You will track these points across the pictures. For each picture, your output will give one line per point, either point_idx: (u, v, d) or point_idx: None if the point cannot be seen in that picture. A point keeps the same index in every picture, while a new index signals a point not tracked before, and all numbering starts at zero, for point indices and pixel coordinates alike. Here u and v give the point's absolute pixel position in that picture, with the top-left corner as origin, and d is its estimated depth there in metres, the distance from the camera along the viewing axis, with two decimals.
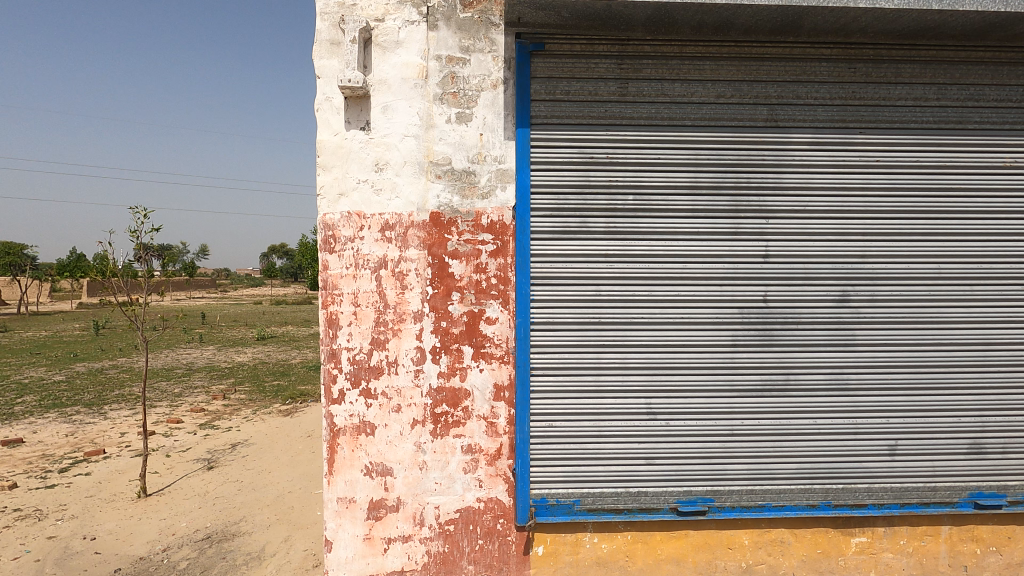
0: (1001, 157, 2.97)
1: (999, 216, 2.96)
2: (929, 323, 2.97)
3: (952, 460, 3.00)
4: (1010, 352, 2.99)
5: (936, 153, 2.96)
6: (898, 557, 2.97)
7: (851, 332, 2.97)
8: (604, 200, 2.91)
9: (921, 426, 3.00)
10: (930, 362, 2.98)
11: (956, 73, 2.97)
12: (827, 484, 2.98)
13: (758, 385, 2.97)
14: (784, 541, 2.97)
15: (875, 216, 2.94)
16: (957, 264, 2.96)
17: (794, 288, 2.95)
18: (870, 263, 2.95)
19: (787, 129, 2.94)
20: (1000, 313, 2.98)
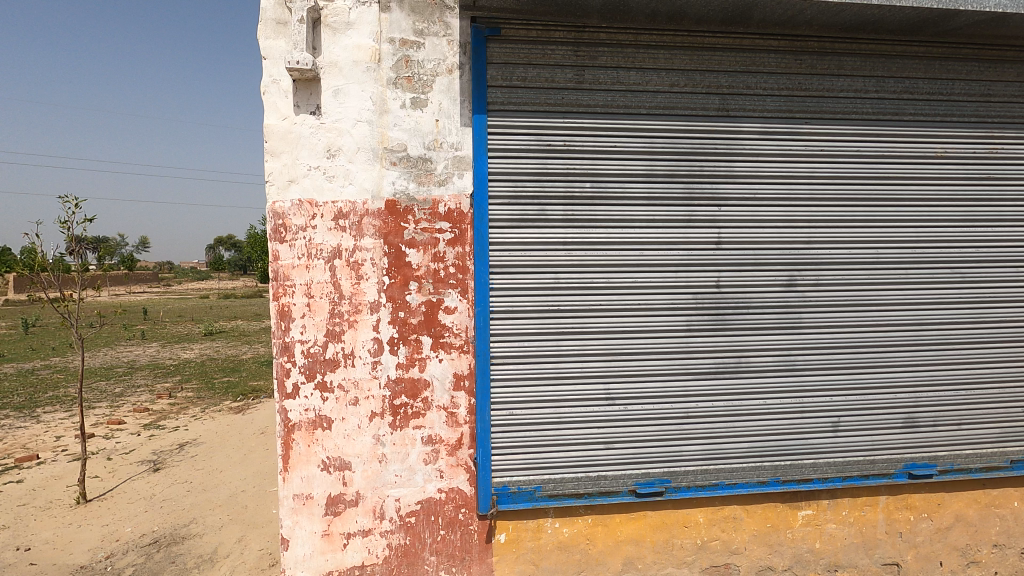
0: (933, 148, 3.13)
1: (930, 203, 3.14)
2: (868, 305, 3.13)
3: (889, 435, 3.19)
4: (939, 331, 3.19)
5: (875, 143, 3.10)
6: (840, 527, 3.15)
7: (797, 315, 3.09)
8: (562, 187, 2.91)
9: (862, 404, 3.16)
10: (869, 342, 3.14)
11: (893, 66, 3.10)
12: (776, 461, 3.11)
13: (712, 368, 3.06)
14: (737, 517, 3.08)
15: (819, 204, 3.06)
16: (893, 250, 3.12)
17: (744, 273, 3.05)
18: (815, 249, 3.07)
19: (738, 119, 3.01)
20: (932, 295, 3.16)
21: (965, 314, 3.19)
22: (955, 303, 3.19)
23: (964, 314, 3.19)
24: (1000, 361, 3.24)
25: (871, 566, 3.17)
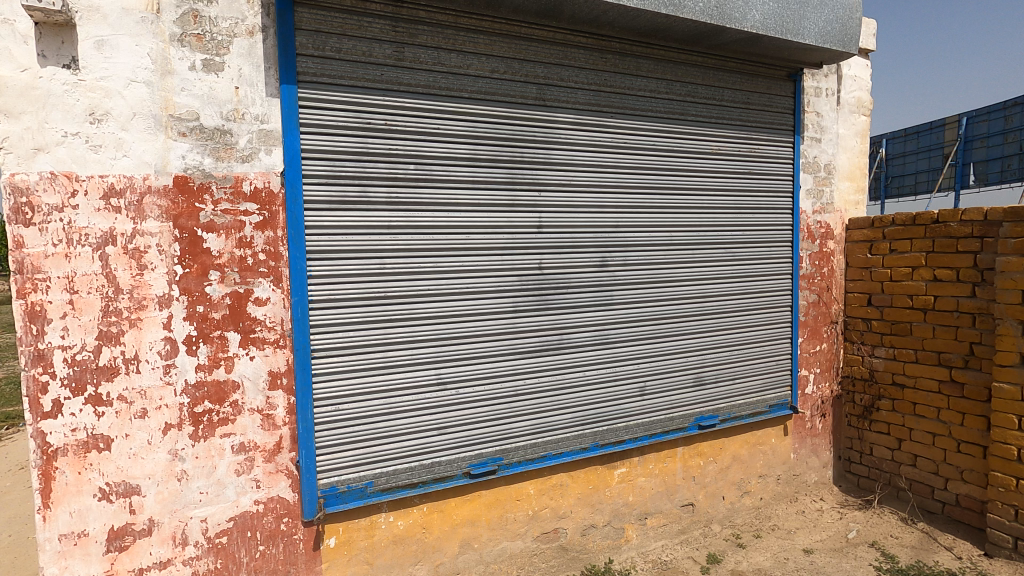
0: (710, 145, 3.64)
1: (709, 193, 3.66)
2: (665, 282, 3.55)
3: (684, 394, 3.67)
4: (717, 302, 3.75)
5: (667, 139, 3.50)
6: (648, 479, 3.59)
7: (608, 292, 3.39)
8: (384, 168, 2.78)
9: (662, 369, 3.59)
10: (666, 314, 3.57)
11: (679, 72, 3.51)
12: (595, 427, 3.39)
13: (537, 346, 3.21)
14: (563, 484, 3.31)
15: (624, 191, 3.38)
16: (682, 233, 3.59)
17: (563, 255, 3.24)
18: (622, 232, 3.39)
19: (554, 109, 3.17)
20: (711, 272, 3.70)
21: (735, 287, 3.80)
22: (728, 277, 3.77)
23: (735, 287, 3.80)
24: (760, 325, 3.92)
25: (673, 509, 3.70)
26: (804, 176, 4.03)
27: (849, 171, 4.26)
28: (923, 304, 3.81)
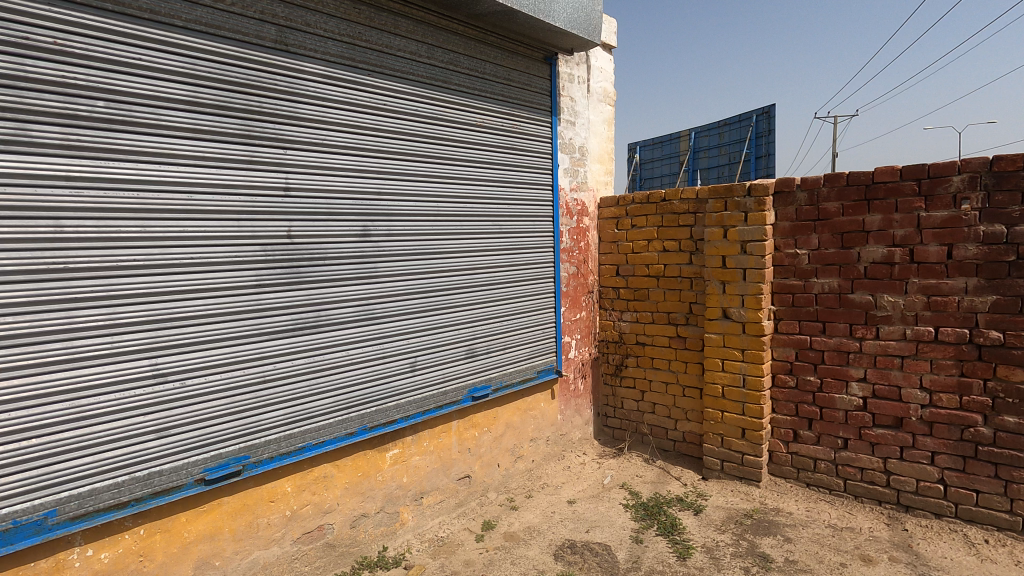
0: (473, 117, 3.65)
1: (474, 165, 3.67)
2: (432, 254, 3.45)
3: (456, 367, 3.63)
4: (486, 274, 3.79)
5: (429, 106, 3.39)
6: (423, 458, 3.50)
7: (372, 265, 3.13)
8: (55, 101, 2.10)
9: (433, 343, 3.49)
10: (435, 287, 3.48)
11: (440, 38, 3.42)
12: (362, 410, 3.14)
13: (288, 326, 2.80)
14: (328, 476, 3.04)
15: (385, 156, 3.17)
16: (448, 204, 3.52)
17: (317, 223, 2.88)
18: (384, 200, 3.18)
19: (299, 58, 2.78)
20: (478, 244, 3.73)
21: (502, 259, 3.90)
22: (495, 250, 3.85)
23: (502, 260, 3.90)
24: (527, 296, 4.09)
25: (450, 483, 3.68)
26: (561, 156, 4.32)
27: (599, 154, 4.70)
28: (656, 271, 4.41)
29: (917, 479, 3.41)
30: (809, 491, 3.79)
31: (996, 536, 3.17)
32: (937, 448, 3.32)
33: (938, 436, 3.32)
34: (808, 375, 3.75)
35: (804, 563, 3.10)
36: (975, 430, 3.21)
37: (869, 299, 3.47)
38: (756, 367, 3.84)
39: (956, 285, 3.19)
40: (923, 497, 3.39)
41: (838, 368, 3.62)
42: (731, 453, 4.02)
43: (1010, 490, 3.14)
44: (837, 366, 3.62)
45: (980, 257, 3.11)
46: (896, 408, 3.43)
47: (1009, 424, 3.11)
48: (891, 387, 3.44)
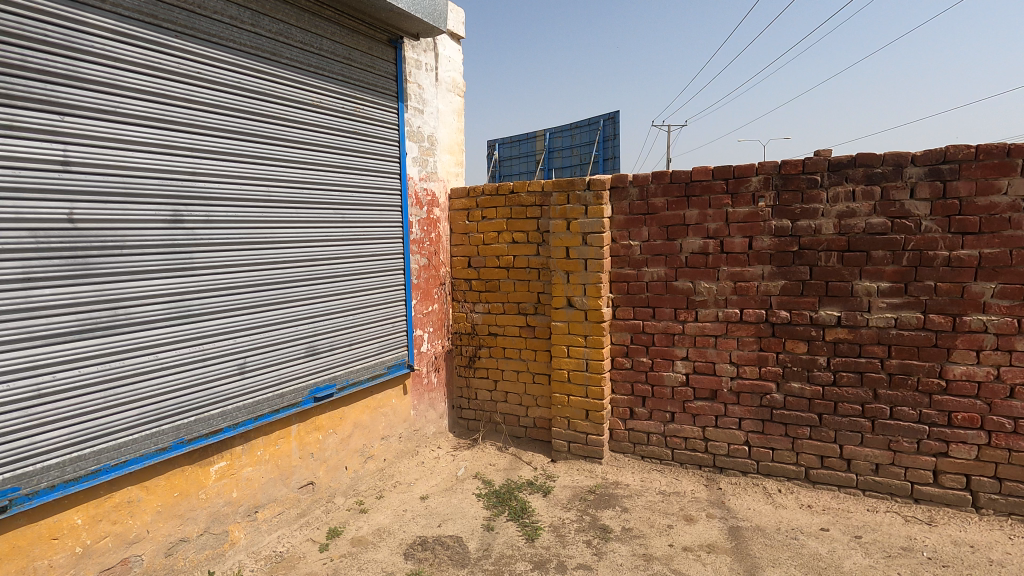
0: (309, 96, 3.37)
1: (311, 148, 3.40)
2: (263, 243, 3.13)
3: (294, 366, 3.34)
4: (328, 266, 3.55)
5: (255, 79, 3.06)
6: (256, 469, 3.18)
7: (186, 255, 2.75)
8: None
9: (266, 341, 3.17)
10: (268, 280, 3.16)
11: (267, 5, 3.10)
12: (177, 421, 2.75)
13: (73, 328, 2.34)
14: (133, 501, 2.62)
15: (200, 132, 2.80)
16: (281, 189, 3.22)
17: (112, 206, 2.44)
18: (201, 181, 2.81)
19: (79, 7, 2.32)
20: (318, 233, 3.47)
21: (346, 250, 3.67)
22: (338, 240, 3.61)
23: (346, 250, 3.67)
24: (375, 288, 3.91)
25: (290, 493, 3.40)
26: (409, 144, 4.20)
27: (449, 145, 4.66)
28: (505, 262, 4.49)
29: (728, 443, 3.88)
30: (643, 463, 4.14)
31: (786, 485, 3.73)
32: (743, 414, 3.82)
33: (743, 404, 3.81)
34: (641, 356, 4.08)
35: (638, 530, 3.37)
36: (770, 397, 3.73)
37: (689, 285, 3.86)
38: (597, 351, 4.09)
39: (755, 272, 3.68)
40: (733, 458, 3.88)
41: (666, 349, 3.99)
42: (576, 434, 4.25)
43: (796, 445, 3.70)
44: (665, 347, 3.99)
45: (772, 248, 3.62)
46: (711, 382, 3.87)
47: (794, 389, 3.67)
48: (708, 363, 3.87)
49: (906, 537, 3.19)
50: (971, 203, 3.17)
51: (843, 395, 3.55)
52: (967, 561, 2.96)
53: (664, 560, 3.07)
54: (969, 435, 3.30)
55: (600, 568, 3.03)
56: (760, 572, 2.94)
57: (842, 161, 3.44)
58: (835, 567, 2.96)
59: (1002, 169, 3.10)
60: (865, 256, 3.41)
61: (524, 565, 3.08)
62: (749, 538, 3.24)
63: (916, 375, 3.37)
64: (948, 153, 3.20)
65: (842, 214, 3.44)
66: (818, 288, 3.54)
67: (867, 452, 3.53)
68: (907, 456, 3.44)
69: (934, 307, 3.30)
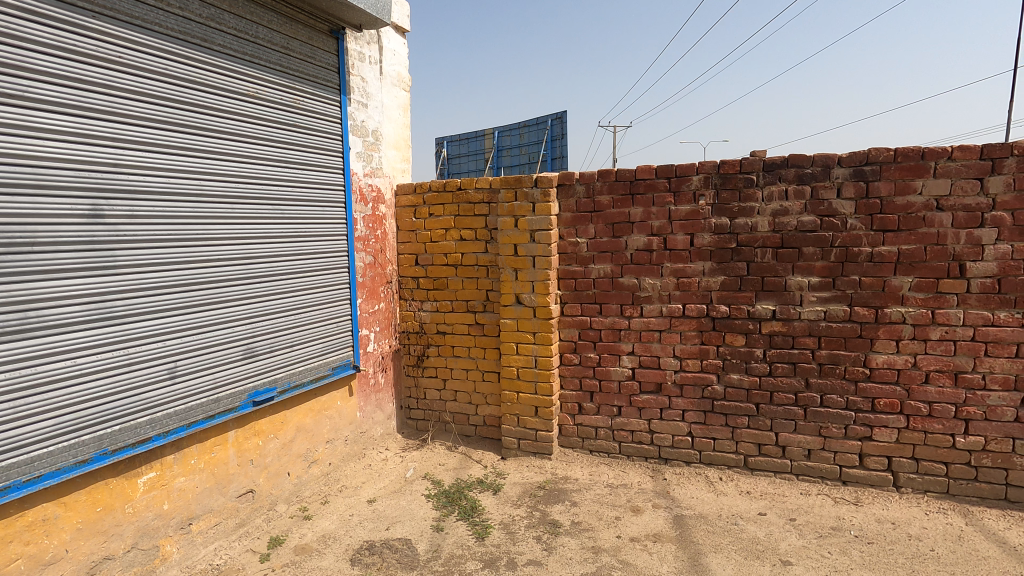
0: (244, 86, 3.22)
1: (246, 141, 3.24)
2: (195, 240, 2.96)
3: (230, 369, 3.18)
4: (266, 264, 3.40)
5: (184, 66, 2.89)
6: (190, 479, 3.02)
7: (108, 253, 2.56)
8: None
9: (198, 344, 3.00)
10: (200, 279, 2.99)
11: None
12: (98, 430, 2.55)
13: None
14: (49, 518, 2.42)
15: (122, 121, 2.61)
16: (214, 183, 3.06)
17: (21, 199, 2.25)
18: (124, 173, 2.62)
19: None
20: (255, 230, 3.31)
21: (286, 247, 3.53)
22: (278, 237, 3.47)
23: (286, 248, 3.53)
24: (317, 287, 3.78)
25: (228, 503, 3.24)
26: (353, 139, 4.08)
27: (394, 140, 4.56)
28: (453, 260, 4.46)
29: (673, 434, 3.99)
30: (592, 457, 4.20)
31: (726, 473, 3.88)
32: (686, 406, 3.94)
33: (686, 396, 3.93)
34: (589, 352, 4.13)
35: (587, 523, 3.42)
36: (711, 389, 3.87)
37: (635, 282, 3.95)
38: (546, 347, 4.11)
39: (696, 268, 3.80)
40: (677, 449, 3.99)
41: (613, 344, 4.06)
42: (526, 430, 4.26)
43: (735, 434, 3.86)
44: (611, 342, 4.06)
45: (712, 244, 3.74)
46: (656, 375, 3.97)
47: (734, 380, 3.81)
48: (653, 357, 3.97)
49: (835, 517, 3.38)
50: (891, 202, 3.39)
51: (778, 384, 3.72)
52: (889, 537, 3.17)
53: (612, 551, 3.13)
54: (890, 420, 3.53)
55: (550, 563, 3.04)
56: (703, 558, 3.04)
57: (775, 162, 3.59)
58: (772, 549, 3.10)
59: (917, 171, 3.33)
60: (797, 252, 3.58)
61: (474, 564, 3.05)
62: (692, 525, 3.34)
63: (843, 364, 3.58)
64: (870, 155, 3.41)
65: (776, 212, 3.60)
66: (754, 283, 3.69)
67: (800, 438, 3.72)
68: (836, 441, 3.65)
69: (859, 300, 3.50)
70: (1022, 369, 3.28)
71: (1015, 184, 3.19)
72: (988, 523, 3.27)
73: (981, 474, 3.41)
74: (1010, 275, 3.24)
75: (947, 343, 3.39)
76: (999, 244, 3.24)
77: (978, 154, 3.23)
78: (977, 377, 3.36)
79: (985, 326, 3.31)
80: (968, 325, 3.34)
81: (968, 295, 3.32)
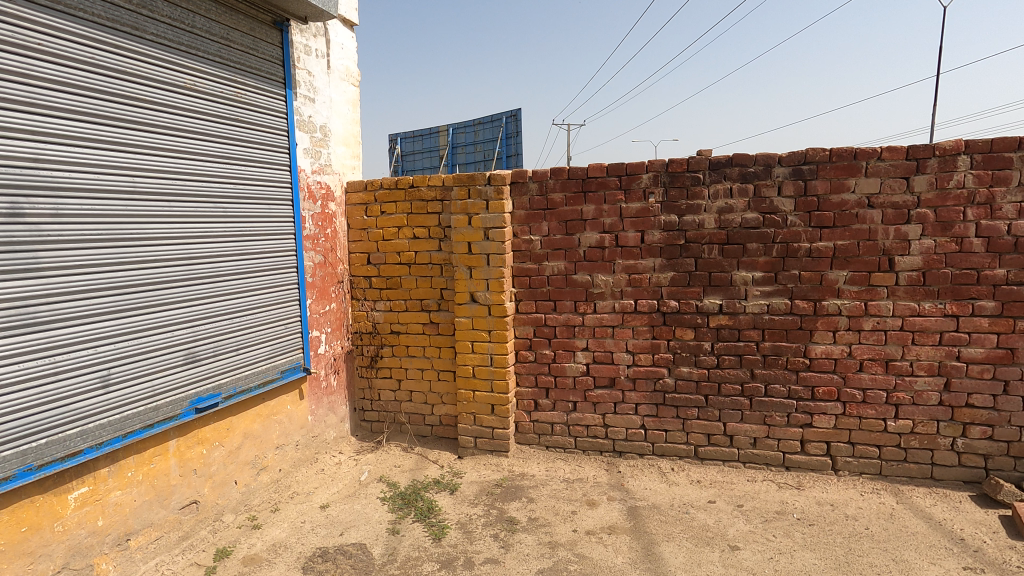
0: (180, 77, 3.06)
1: (184, 136, 3.09)
2: (130, 240, 2.79)
3: (170, 376, 3.03)
4: (209, 264, 3.25)
5: (114, 55, 2.71)
6: (127, 492, 2.86)
7: (30, 255, 2.38)
8: None
9: (134, 350, 2.83)
10: (135, 282, 2.82)
11: None
12: (22, 445, 2.38)
13: None
14: None
15: (43, 112, 2.43)
16: (149, 180, 2.90)
17: None
18: (46, 169, 2.44)
19: None
20: (196, 229, 3.16)
21: (230, 247, 3.38)
22: (220, 236, 3.32)
23: (230, 247, 3.38)
24: (264, 288, 3.64)
25: (169, 516, 3.10)
26: (300, 134, 3.95)
27: (344, 136, 4.45)
28: (406, 258, 4.39)
29: (626, 427, 4.07)
30: (548, 453, 4.24)
31: (678, 464, 3.99)
32: (639, 399, 4.02)
33: (639, 390, 4.02)
34: (544, 349, 4.16)
35: (543, 518, 3.44)
36: (663, 382, 3.96)
37: (588, 278, 4.00)
38: (501, 345, 4.11)
39: (647, 264, 3.88)
40: (631, 442, 4.07)
41: (567, 341, 4.10)
42: (482, 429, 4.25)
43: (686, 426, 3.97)
44: (566, 339, 4.10)
45: (662, 241, 3.83)
46: (610, 370, 4.04)
47: (684, 373, 3.92)
48: (606, 353, 4.04)
49: (779, 502, 3.53)
50: (827, 200, 3.56)
51: (725, 376, 3.85)
52: (828, 518, 3.34)
53: (569, 545, 3.16)
54: (829, 406, 3.71)
55: (507, 561, 3.05)
56: (656, 547, 3.12)
57: (720, 161, 3.71)
58: (721, 535, 3.21)
59: (850, 170, 3.51)
60: (741, 248, 3.72)
61: (431, 565, 3.03)
62: (646, 516, 3.42)
63: (785, 355, 3.74)
64: (808, 155, 3.56)
65: (722, 209, 3.72)
66: (702, 278, 3.80)
67: (746, 428, 3.86)
68: (779, 428, 3.81)
69: (799, 293, 3.66)
70: (945, 356, 3.51)
71: (937, 183, 3.41)
72: (916, 501, 3.49)
73: (910, 455, 3.64)
74: (934, 268, 3.46)
75: (878, 333, 3.59)
76: (924, 239, 3.45)
77: (905, 154, 3.43)
78: (905, 364, 3.57)
79: (912, 316, 3.53)
80: (897, 316, 3.55)
81: (897, 287, 3.52)
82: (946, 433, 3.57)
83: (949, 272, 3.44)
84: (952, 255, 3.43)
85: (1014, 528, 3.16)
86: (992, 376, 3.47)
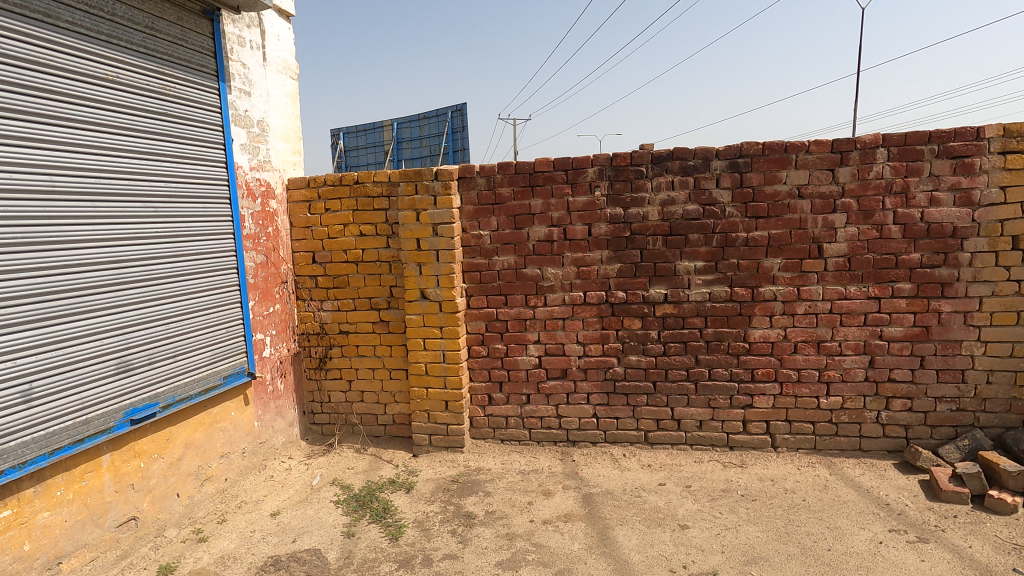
0: (102, 69, 2.86)
1: (108, 131, 2.89)
2: (50, 243, 2.60)
3: (102, 387, 2.85)
4: (139, 267, 3.07)
5: (23, 45, 2.51)
6: (57, 513, 2.68)
7: None
8: None
9: (59, 361, 2.64)
10: (59, 288, 2.63)
11: None
12: None
13: None
14: None
15: None
16: (71, 178, 2.70)
17: None
18: None
19: None
20: (124, 230, 2.98)
21: (162, 249, 3.21)
22: (152, 238, 3.15)
23: (163, 249, 3.21)
24: (203, 291, 3.48)
25: (105, 534, 2.93)
26: (235, 129, 3.78)
27: (284, 131, 4.30)
28: (353, 256, 4.30)
29: (579, 417, 4.16)
30: (503, 446, 4.27)
31: (629, 450, 4.10)
32: (591, 389, 4.11)
33: (590, 379, 4.10)
34: (496, 343, 4.18)
35: (500, 511, 3.47)
36: (613, 371, 4.06)
37: (538, 272, 4.04)
38: (453, 341, 4.10)
39: (594, 257, 3.96)
40: (584, 431, 4.16)
41: (519, 334, 4.13)
42: (436, 426, 4.23)
43: (636, 412, 4.09)
44: (517, 332, 4.13)
45: (608, 233, 3.92)
46: (561, 362, 4.11)
47: (632, 361, 4.03)
48: (557, 345, 4.10)
49: (724, 480, 3.70)
50: (761, 191, 3.74)
51: (672, 363, 3.99)
52: (769, 493, 3.53)
53: (526, 536, 3.21)
54: (767, 387, 3.92)
55: (465, 555, 3.06)
56: (610, 532, 3.20)
57: (662, 155, 3.82)
58: (671, 515, 3.34)
59: (781, 163, 3.70)
60: (683, 239, 3.85)
61: (388, 566, 3.00)
62: (600, 502, 3.50)
63: (727, 340, 3.91)
64: (742, 149, 3.73)
65: (664, 201, 3.84)
66: (647, 269, 3.92)
67: (692, 411, 4.02)
68: (723, 411, 3.99)
69: (738, 281, 3.84)
70: (869, 335, 3.77)
71: (859, 174, 3.64)
72: (847, 472, 3.74)
73: (841, 429, 3.89)
74: (858, 253, 3.70)
75: (810, 316, 3.81)
76: (848, 227, 3.69)
77: (829, 148, 3.65)
78: (834, 344, 3.81)
79: (840, 299, 3.76)
80: (826, 299, 3.78)
81: (826, 272, 3.75)
82: (872, 407, 3.84)
83: (870, 257, 3.69)
84: (873, 242, 3.68)
85: (931, 491, 3.44)
86: (910, 352, 3.75)
